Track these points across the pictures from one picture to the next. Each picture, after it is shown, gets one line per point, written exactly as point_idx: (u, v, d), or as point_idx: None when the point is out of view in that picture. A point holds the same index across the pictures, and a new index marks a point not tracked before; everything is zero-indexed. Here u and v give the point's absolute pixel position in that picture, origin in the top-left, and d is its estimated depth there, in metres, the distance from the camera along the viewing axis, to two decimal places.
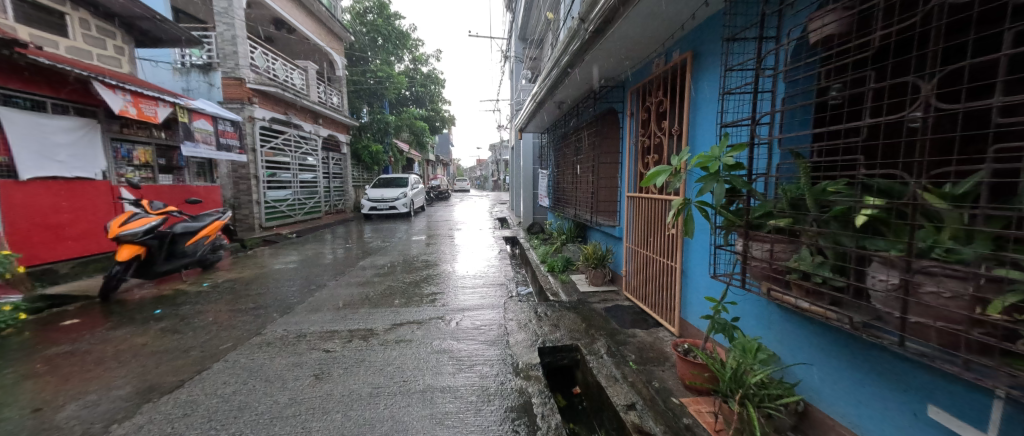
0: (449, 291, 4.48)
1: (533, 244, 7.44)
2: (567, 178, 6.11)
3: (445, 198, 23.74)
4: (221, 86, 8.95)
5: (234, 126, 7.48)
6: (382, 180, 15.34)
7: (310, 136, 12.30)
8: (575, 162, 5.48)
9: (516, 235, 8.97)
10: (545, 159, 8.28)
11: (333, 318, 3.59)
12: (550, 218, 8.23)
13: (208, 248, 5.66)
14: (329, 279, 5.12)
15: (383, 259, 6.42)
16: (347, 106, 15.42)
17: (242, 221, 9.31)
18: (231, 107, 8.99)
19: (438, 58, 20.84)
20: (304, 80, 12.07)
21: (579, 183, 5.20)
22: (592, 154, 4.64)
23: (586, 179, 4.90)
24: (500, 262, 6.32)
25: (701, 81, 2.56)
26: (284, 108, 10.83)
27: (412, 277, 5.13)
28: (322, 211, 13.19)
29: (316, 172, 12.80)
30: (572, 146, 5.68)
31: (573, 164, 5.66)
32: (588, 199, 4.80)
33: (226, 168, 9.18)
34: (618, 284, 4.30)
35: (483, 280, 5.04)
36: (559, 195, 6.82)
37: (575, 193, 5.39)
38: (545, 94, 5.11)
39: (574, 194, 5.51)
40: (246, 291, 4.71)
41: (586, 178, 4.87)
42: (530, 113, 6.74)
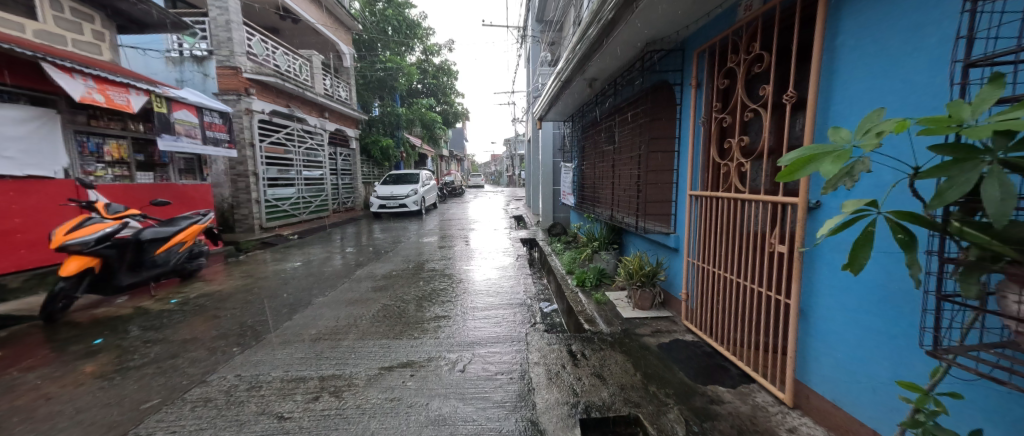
0: (456, 313, 3.62)
1: (555, 249, 6.46)
2: (598, 173, 5.14)
3: (457, 195, 22.97)
4: (216, 76, 8.28)
5: (224, 119, 6.77)
6: (392, 176, 14.62)
7: (314, 131, 11.63)
8: (610, 152, 4.52)
9: (534, 237, 8.02)
10: (569, 151, 7.29)
11: (304, 357, 2.76)
12: (573, 217, 7.29)
13: (185, 256, 4.93)
14: (317, 294, 4.32)
15: (382, 267, 5.59)
16: (356, 100, 14.72)
17: (240, 221, 8.67)
18: (227, 98, 8.33)
19: (450, 49, 20.02)
20: (308, 71, 11.36)
21: (616, 178, 4.25)
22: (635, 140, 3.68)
23: (625, 174, 3.94)
24: (518, 271, 5.41)
25: (862, 11, 1.65)
26: (286, 100, 10.15)
27: (413, 293, 4.27)
28: (329, 209, 12.53)
29: (323, 168, 12.17)
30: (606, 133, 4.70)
31: (607, 156, 4.69)
32: (629, 199, 3.84)
33: (223, 165, 8.54)
34: (671, 308, 3.34)
35: (499, 297, 4.14)
36: (587, 193, 5.88)
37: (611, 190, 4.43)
38: (574, 69, 4.13)
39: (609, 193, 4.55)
40: (217, 310, 3.93)
41: (626, 172, 3.91)
42: (553, 98, 5.76)
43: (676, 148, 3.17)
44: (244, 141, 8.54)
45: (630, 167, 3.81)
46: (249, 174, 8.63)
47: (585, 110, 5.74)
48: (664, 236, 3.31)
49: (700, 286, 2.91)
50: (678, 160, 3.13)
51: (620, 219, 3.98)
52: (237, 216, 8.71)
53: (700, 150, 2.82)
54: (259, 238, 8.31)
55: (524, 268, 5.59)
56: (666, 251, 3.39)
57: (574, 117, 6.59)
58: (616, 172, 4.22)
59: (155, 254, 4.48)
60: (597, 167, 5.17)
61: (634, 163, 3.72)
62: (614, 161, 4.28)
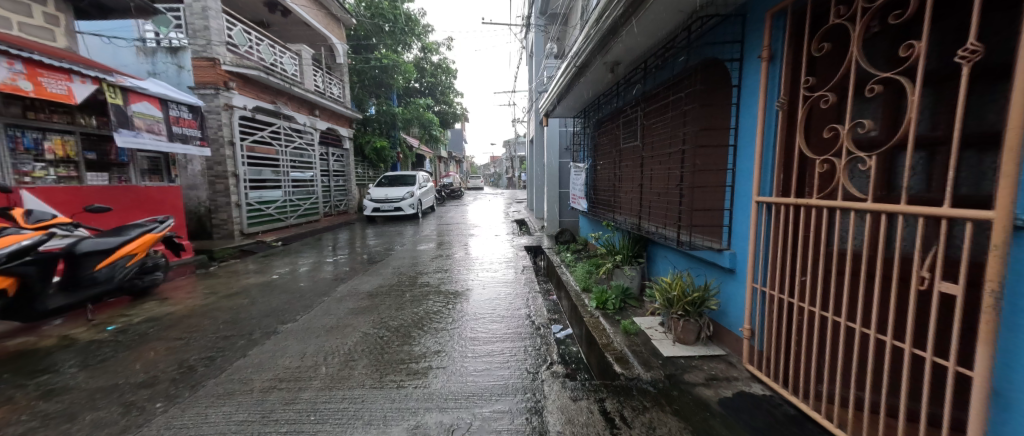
0: (453, 348, 2.91)
1: (566, 261, 5.72)
2: (617, 174, 4.43)
3: (457, 197, 22.29)
4: (192, 68, 7.58)
5: (195, 113, 6.05)
6: (388, 178, 13.92)
7: (304, 129, 10.94)
8: (635, 150, 3.83)
9: (539, 244, 7.34)
10: (579, 150, 6.60)
11: (247, 420, 2.05)
12: (583, 223, 6.61)
13: (137, 270, 4.21)
14: (286, 317, 3.60)
15: (368, 281, 4.87)
16: (350, 98, 14.04)
17: (219, 226, 7.96)
18: (204, 92, 7.64)
19: (450, 47, 19.40)
20: (297, 66, 10.68)
21: (644, 180, 3.58)
22: (672, 133, 3.00)
23: (659, 174, 3.26)
24: (526, 286, 4.68)
25: None
26: (272, 96, 9.46)
27: (402, 318, 3.55)
28: (320, 213, 11.80)
29: (313, 169, 11.46)
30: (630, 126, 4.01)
31: (631, 154, 4.00)
32: (665, 206, 3.14)
33: (200, 165, 7.83)
34: (724, 346, 2.64)
35: (505, 323, 3.42)
36: (602, 197, 5.19)
37: (637, 195, 3.74)
38: (594, 49, 3.44)
39: (634, 197, 3.87)
40: (160, 339, 3.22)
41: (661, 172, 3.23)
42: (564, 89, 5.06)
43: (735, 142, 2.47)
44: (223, 139, 7.84)
45: (666, 167, 3.13)
46: (227, 175, 7.92)
47: (601, 103, 5.05)
48: (715, 253, 2.61)
49: (770, 321, 2.22)
50: (737, 157, 2.45)
51: (651, 229, 3.29)
52: (216, 221, 7.99)
53: (775, 143, 2.15)
54: (237, 245, 7.58)
55: (532, 282, 4.86)
56: (716, 271, 2.69)
57: (586, 112, 5.89)
58: (645, 172, 3.55)
59: (94, 270, 3.79)
60: (616, 166, 4.48)
61: (671, 160, 3.05)
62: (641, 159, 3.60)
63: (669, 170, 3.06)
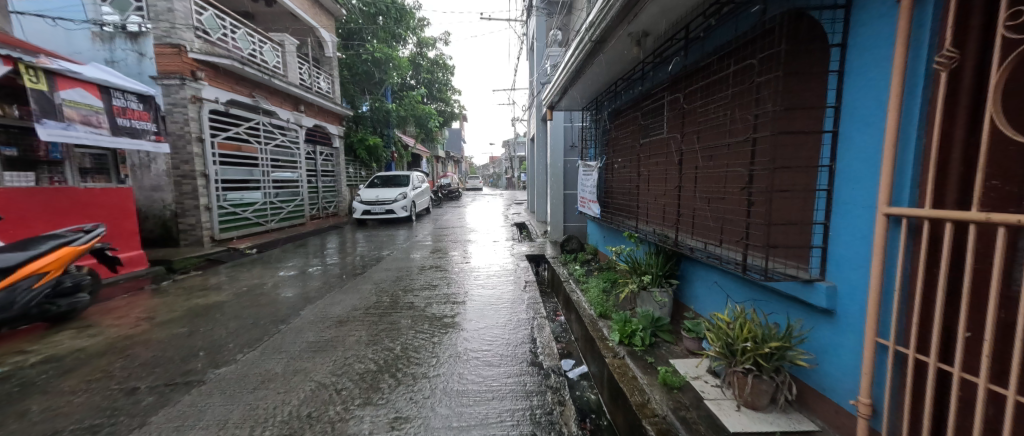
0: (433, 413, 2.11)
1: (576, 275, 4.90)
2: (640, 173, 3.63)
3: (454, 198, 21.55)
4: (154, 56, 6.80)
5: (147, 104, 5.25)
6: (381, 178, 13.10)
7: (287, 125, 10.16)
8: (669, 143, 3.04)
9: (543, 252, 6.57)
10: (589, 147, 5.81)
11: None
12: (593, 229, 5.85)
13: (52, 290, 3.43)
14: (223, 357, 2.81)
15: (341, 301, 4.06)
16: (340, 94, 13.27)
17: (187, 232, 7.18)
18: (168, 83, 6.86)
19: (446, 42, 18.69)
20: (279, 58, 9.92)
21: (684, 183, 2.80)
22: (732, 118, 2.23)
23: (710, 175, 2.48)
24: (529, 309, 3.84)
25: None
26: (249, 88, 8.67)
27: (371, 360, 2.74)
28: (306, 216, 11.00)
29: (298, 169, 10.68)
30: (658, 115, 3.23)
31: (661, 148, 3.21)
32: (721, 218, 2.36)
33: (165, 165, 7.03)
34: (817, 418, 1.83)
35: (503, 369, 2.60)
36: (618, 201, 4.41)
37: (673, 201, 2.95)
38: (617, 15, 2.66)
39: (667, 203, 3.08)
40: (47, 391, 2.43)
41: (712, 171, 2.45)
42: (575, 74, 4.24)
43: (845, 127, 1.68)
44: (191, 135, 7.05)
45: (720, 164, 2.36)
46: (196, 175, 7.13)
47: (620, 88, 4.23)
48: (802, 284, 1.84)
49: (913, 400, 1.44)
50: (849, 148, 1.66)
51: (696, 247, 2.53)
52: (183, 226, 7.20)
53: (927, 124, 1.38)
54: (205, 253, 6.79)
55: (537, 302, 4.05)
56: (800, 309, 1.92)
57: (599, 101, 5.09)
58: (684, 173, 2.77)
59: None
60: (639, 163, 3.67)
61: (729, 156, 2.27)
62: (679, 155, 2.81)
63: (727, 168, 2.29)
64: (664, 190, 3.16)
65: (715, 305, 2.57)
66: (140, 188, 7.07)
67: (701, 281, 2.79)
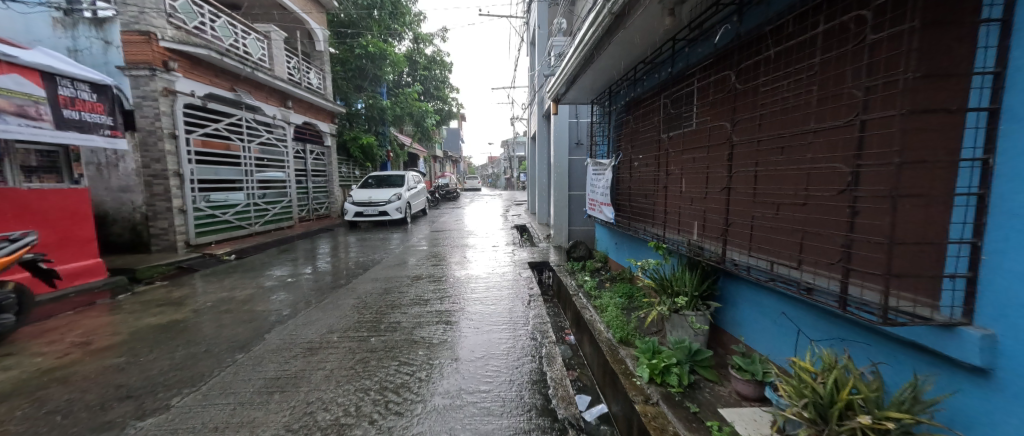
0: None
1: (586, 288, 4.29)
2: (669, 172, 3.10)
3: (452, 198, 20.97)
4: (122, 44, 6.22)
5: (102, 95, 4.66)
6: (375, 178, 12.50)
7: (273, 122, 9.58)
8: (713, 134, 2.51)
9: (547, 259, 6.00)
10: (598, 143, 5.25)
11: None
12: (604, 236, 5.30)
13: None
14: (153, 403, 2.23)
15: (316, 321, 3.48)
16: (332, 90, 12.69)
17: (159, 236, 6.60)
18: (137, 74, 6.28)
19: (444, 38, 18.15)
20: (265, 50, 9.35)
21: (736, 184, 2.26)
22: (821, 98, 1.70)
23: (777, 174, 1.96)
24: (534, 332, 3.27)
25: None
26: (231, 81, 8.10)
27: (341, 407, 2.17)
28: (294, 218, 10.40)
29: (286, 168, 10.09)
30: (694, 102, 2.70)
31: (699, 141, 2.68)
32: (800, 227, 1.83)
33: (134, 163, 6.45)
34: None
35: (505, 422, 2.03)
36: (636, 205, 3.87)
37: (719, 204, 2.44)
38: None
39: (709, 209, 2.55)
40: None
41: (781, 169, 1.93)
42: (586, 61, 3.69)
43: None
44: (162, 131, 6.47)
45: (797, 160, 1.83)
46: (168, 174, 6.54)
47: (642, 73, 3.69)
48: (938, 329, 1.30)
49: None
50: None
51: (758, 268, 2.00)
52: (154, 230, 6.61)
53: None
54: (177, 260, 6.21)
55: (543, 322, 3.49)
56: (928, 363, 1.36)
57: (612, 91, 4.53)
58: (737, 171, 2.24)
59: None
60: (667, 160, 3.13)
61: (815, 149, 1.73)
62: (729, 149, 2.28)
63: (810, 165, 1.76)
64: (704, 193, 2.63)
65: (780, 340, 2.02)
66: (107, 189, 6.49)
67: (756, 308, 2.22)
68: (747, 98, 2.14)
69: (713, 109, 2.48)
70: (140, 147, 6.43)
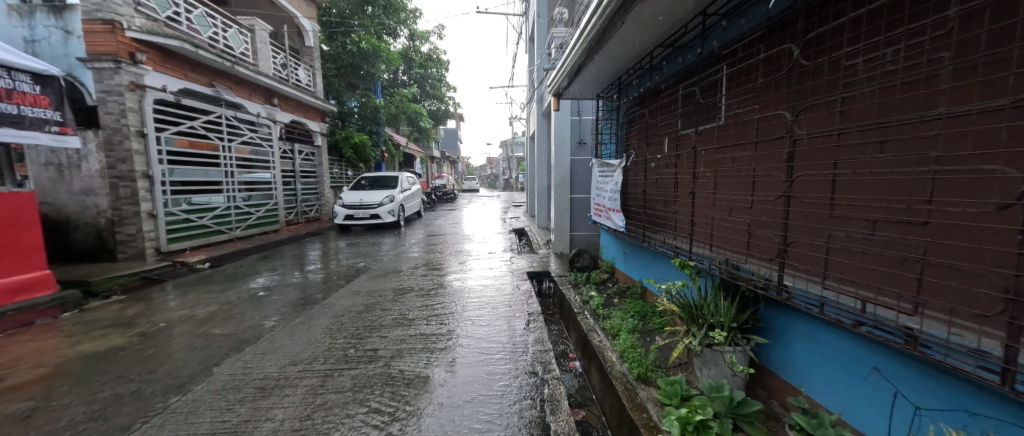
0: None
1: (593, 306, 3.76)
2: (698, 172, 2.69)
3: (448, 200, 20.45)
4: (82, 33, 5.69)
5: (47, 87, 4.18)
6: (367, 179, 11.97)
7: (258, 120, 9.07)
8: (762, 125, 2.14)
9: (547, 268, 5.50)
10: (604, 142, 4.76)
11: None
12: (611, 246, 4.82)
13: None
14: None
15: (279, 349, 2.97)
16: (323, 87, 12.16)
17: (126, 244, 6.08)
18: (100, 66, 5.76)
19: (440, 36, 17.69)
20: (248, 44, 8.83)
21: (798, 188, 1.91)
22: (953, 70, 1.34)
23: (866, 173, 1.61)
24: (534, 363, 2.77)
25: None
26: (208, 77, 7.57)
27: None
28: (280, 222, 9.87)
29: (272, 169, 9.57)
30: (737, 89, 2.34)
31: (739, 138, 2.32)
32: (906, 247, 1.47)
33: (98, 164, 5.93)
34: None
35: None
36: (651, 212, 3.39)
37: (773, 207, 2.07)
38: None
39: (754, 220, 2.18)
40: None
41: (875, 167, 1.58)
42: (593, 46, 3.19)
43: None
44: (128, 129, 5.95)
45: (901, 156, 1.48)
46: (136, 176, 6.02)
47: (660, 60, 3.25)
48: None
49: None
50: None
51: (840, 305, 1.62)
52: (120, 236, 6.08)
53: None
54: (143, 270, 5.68)
55: (544, 349, 2.99)
56: None
57: (622, 83, 4.05)
58: (803, 171, 1.88)
59: None
60: (692, 161, 2.76)
61: (935, 138, 1.39)
62: (792, 144, 1.93)
63: (927, 165, 1.40)
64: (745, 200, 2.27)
65: (870, 402, 1.56)
66: (70, 192, 5.97)
67: (826, 354, 1.76)
68: (825, 76, 1.80)
69: (766, 97, 2.13)
70: (104, 146, 5.91)
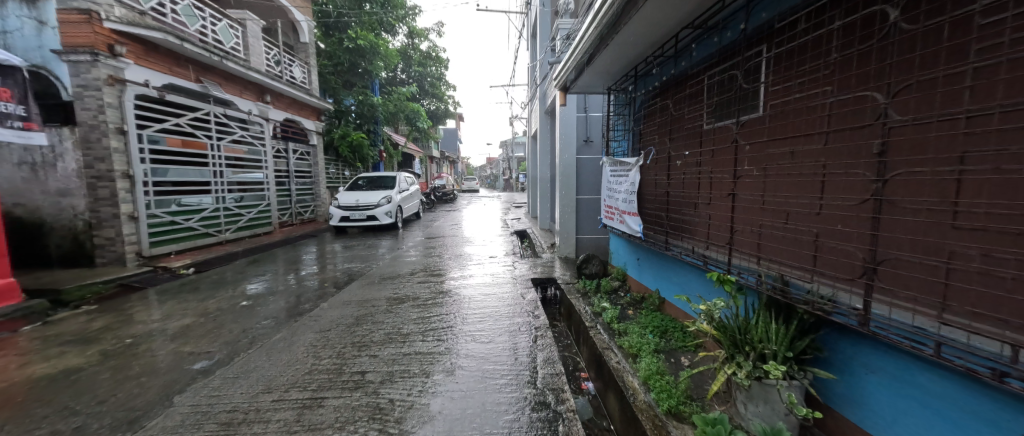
0: None
1: (605, 319, 3.40)
2: (741, 171, 2.33)
3: (448, 200, 20.11)
4: (56, 24, 5.33)
5: (8, 79, 3.82)
6: (365, 178, 11.62)
7: (248, 118, 8.71)
8: (835, 110, 1.76)
9: (553, 274, 5.14)
10: (615, 139, 4.39)
11: None
12: (622, 251, 4.46)
13: None
14: None
15: (253, 372, 2.62)
16: (318, 85, 11.79)
17: (104, 248, 5.73)
18: (76, 59, 5.40)
19: (440, 34, 17.34)
20: (239, 39, 8.47)
21: (889, 191, 1.55)
22: None
23: (997, 173, 1.24)
24: (543, 391, 2.40)
25: None
26: (194, 71, 7.20)
27: None
28: (274, 223, 9.51)
29: (264, 169, 9.21)
30: (795, 71, 1.97)
31: (798, 130, 1.96)
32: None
33: (75, 163, 5.57)
34: None
35: None
36: (674, 216, 3.03)
37: (852, 214, 1.69)
38: None
39: (823, 227, 1.83)
40: None
41: (1011, 163, 1.21)
42: (609, 29, 2.83)
43: None
44: (107, 126, 5.59)
45: None
46: (115, 176, 5.67)
47: (687, 42, 2.89)
48: None
49: None
50: None
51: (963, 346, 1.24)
52: (99, 240, 5.73)
53: None
54: (122, 277, 5.33)
55: (553, 373, 2.62)
56: None
57: (638, 73, 3.69)
58: (896, 169, 1.52)
59: None
60: (734, 159, 2.40)
61: None
62: (885, 132, 1.55)
63: None
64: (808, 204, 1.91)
65: None
66: (44, 193, 5.61)
67: (925, 402, 1.39)
68: (932, 43, 1.41)
69: (837, 78, 1.76)
70: (81, 144, 5.55)
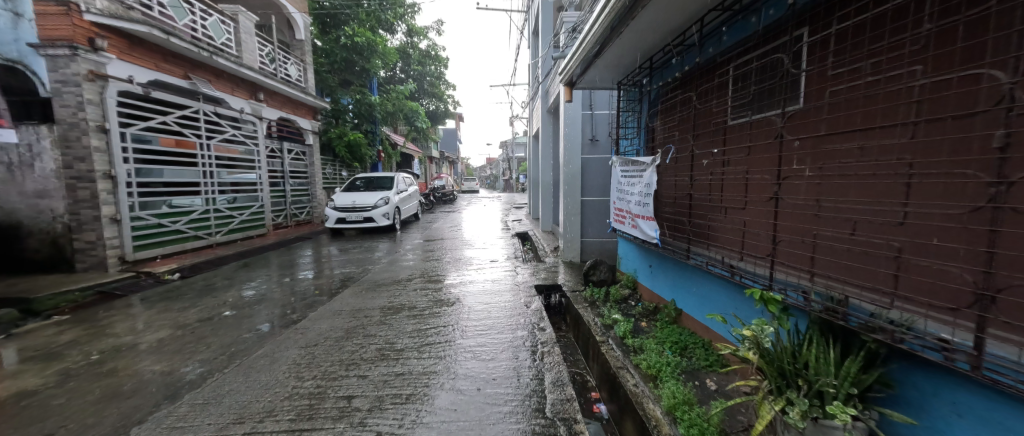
0: None
1: (618, 333, 3.11)
2: (792, 172, 2.03)
3: (447, 200, 19.84)
4: (33, 16, 5.04)
5: None
6: (362, 179, 11.33)
7: (240, 117, 8.42)
8: (931, 98, 1.46)
9: (558, 279, 4.85)
10: (625, 136, 4.07)
11: None
12: (633, 258, 4.17)
13: None
14: None
15: (226, 397, 2.32)
16: (314, 83, 11.49)
17: (85, 252, 5.43)
18: (54, 53, 5.11)
19: (439, 32, 17.05)
20: (230, 34, 8.17)
21: (1012, 196, 1.24)
22: None
23: None
24: (551, 422, 2.10)
25: None
26: (181, 67, 6.91)
27: None
28: (267, 225, 9.21)
29: (257, 169, 8.90)
30: (864, 51, 1.68)
31: (872, 123, 1.66)
32: None
33: (53, 163, 5.28)
34: None
35: None
36: (702, 221, 2.73)
37: (958, 225, 1.39)
38: None
39: (909, 240, 1.52)
40: None
41: None
42: (626, 14, 2.53)
43: None
44: (88, 124, 5.30)
45: None
46: (96, 176, 5.37)
47: (716, 25, 2.61)
48: None
49: None
50: None
51: None
52: (79, 244, 5.43)
53: None
54: (102, 283, 5.03)
55: (562, 398, 2.32)
56: None
57: (655, 64, 3.39)
58: (1021, 169, 1.22)
59: None
60: (779, 157, 2.10)
61: None
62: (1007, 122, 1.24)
63: None
64: (887, 212, 1.61)
65: None
66: (21, 194, 5.31)
67: None
68: None
69: (932, 55, 1.46)
70: (60, 142, 5.26)
